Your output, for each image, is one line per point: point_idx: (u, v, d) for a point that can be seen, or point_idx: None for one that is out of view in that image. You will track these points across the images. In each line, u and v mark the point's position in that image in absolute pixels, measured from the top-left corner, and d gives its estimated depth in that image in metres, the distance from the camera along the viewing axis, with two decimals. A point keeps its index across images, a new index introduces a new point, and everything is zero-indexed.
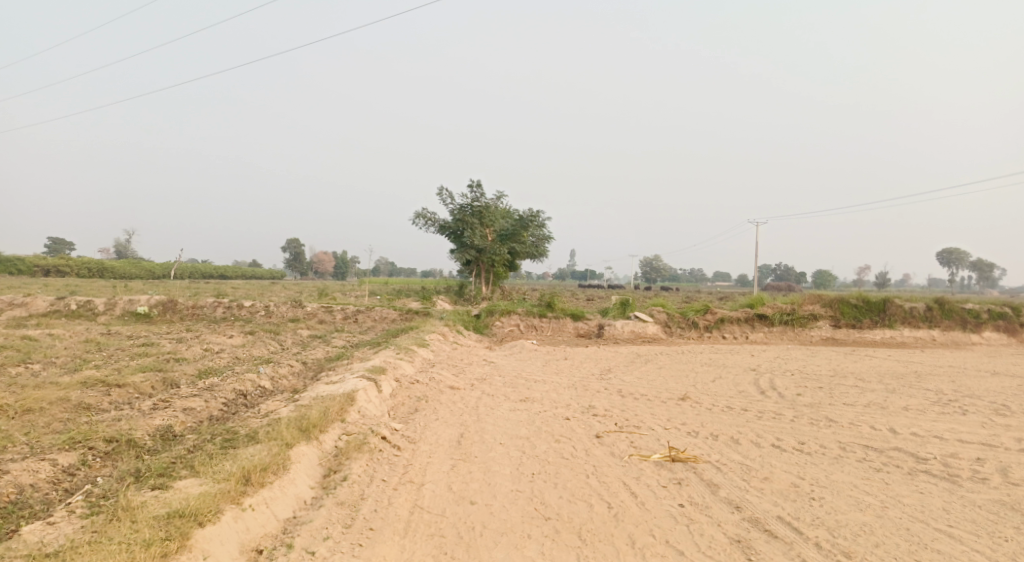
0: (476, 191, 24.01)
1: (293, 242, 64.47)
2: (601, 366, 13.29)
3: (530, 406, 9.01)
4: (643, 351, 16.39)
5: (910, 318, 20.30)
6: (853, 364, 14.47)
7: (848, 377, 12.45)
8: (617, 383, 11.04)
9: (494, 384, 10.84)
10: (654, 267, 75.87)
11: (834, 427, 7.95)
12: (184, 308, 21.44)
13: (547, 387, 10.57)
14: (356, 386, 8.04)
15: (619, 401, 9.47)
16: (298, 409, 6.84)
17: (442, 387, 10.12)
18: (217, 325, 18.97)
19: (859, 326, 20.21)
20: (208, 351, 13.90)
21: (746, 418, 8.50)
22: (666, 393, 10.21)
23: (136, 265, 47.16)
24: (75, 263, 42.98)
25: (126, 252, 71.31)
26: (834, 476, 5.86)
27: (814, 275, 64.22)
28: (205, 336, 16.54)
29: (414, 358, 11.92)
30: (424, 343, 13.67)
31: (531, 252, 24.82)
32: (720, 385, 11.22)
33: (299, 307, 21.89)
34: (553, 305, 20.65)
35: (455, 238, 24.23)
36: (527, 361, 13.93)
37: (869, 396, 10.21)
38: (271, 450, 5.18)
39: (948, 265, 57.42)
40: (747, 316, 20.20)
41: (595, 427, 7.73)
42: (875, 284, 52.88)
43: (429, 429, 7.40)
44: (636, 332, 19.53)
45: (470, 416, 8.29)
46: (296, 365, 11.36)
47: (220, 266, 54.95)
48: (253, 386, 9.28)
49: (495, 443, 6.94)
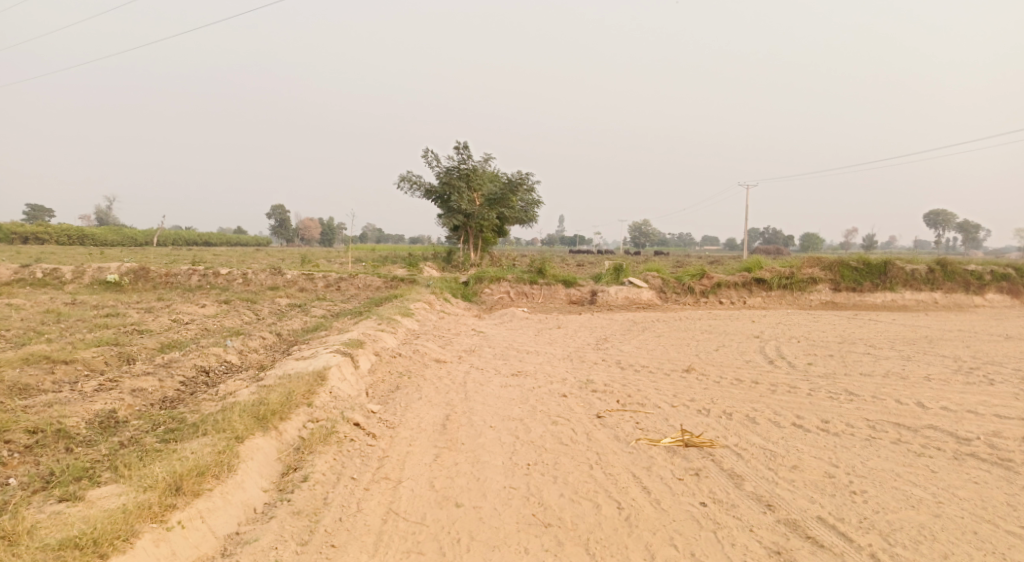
0: (463, 152, 22.87)
1: (278, 208, 62.89)
2: (596, 335, 12.51)
3: (522, 382, 8.24)
4: (638, 318, 15.68)
5: (912, 281, 19.68)
6: (858, 330, 13.82)
7: (858, 344, 11.78)
8: (615, 354, 10.27)
9: (484, 356, 10.03)
10: (643, 232, 74.99)
11: (858, 403, 7.24)
12: (157, 276, 20.37)
13: (540, 359, 9.79)
14: (328, 362, 7.19)
15: (620, 375, 8.71)
16: (260, 392, 6.00)
17: (426, 360, 9.30)
18: (190, 294, 17.96)
19: (859, 289, 19.56)
20: (177, 322, 12.96)
21: (759, 392, 7.78)
22: (669, 364, 9.48)
23: (118, 232, 45.75)
24: (53, 231, 41.48)
25: (107, 219, 69.57)
26: (873, 463, 5.15)
27: (803, 238, 63.81)
28: (176, 306, 15.55)
29: (396, 328, 11.06)
30: (408, 312, 12.83)
31: (520, 217, 23.88)
32: (724, 354, 10.49)
33: (278, 274, 20.89)
34: (544, 272, 19.82)
35: (441, 202, 23.19)
36: (518, 330, 13.14)
37: (885, 365, 9.54)
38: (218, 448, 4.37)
39: (934, 227, 57.11)
40: (745, 280, 19.50)
41: (596, 406, 6.96)
42: (864, 247, 52.51)
43: (411, 411, 6.60)
44: (630, 298, 18.79)
45: (456, 394, 7.49)
46: (269, 338, 10.49)
47: (204, 233, 53.50)
48: (218, 362, 8.42)
49: (486, 426, 6.17)
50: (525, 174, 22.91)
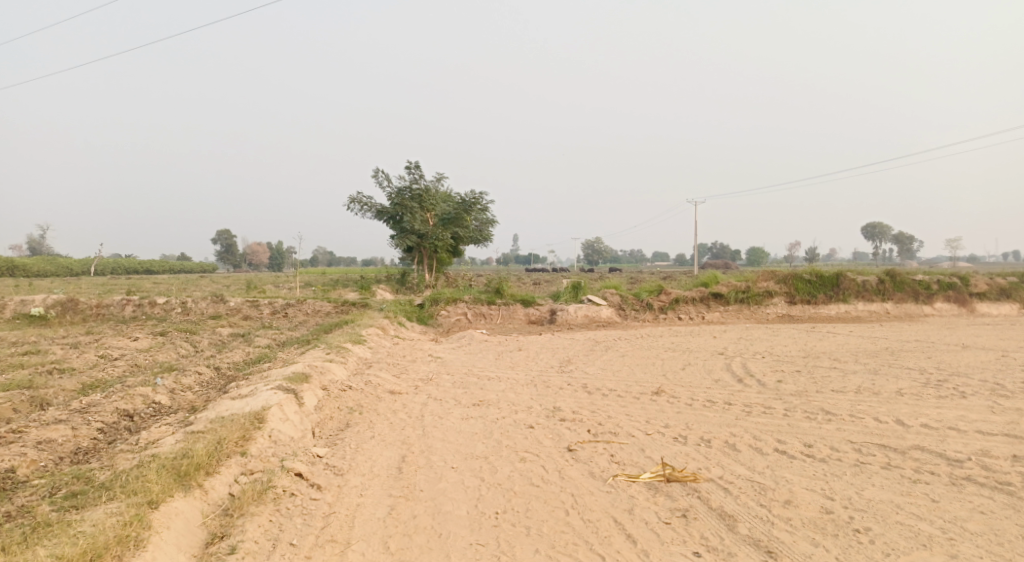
0: (415, 172, 22.26)
1: (224, 233, 60.65)
2: (559, 357, 12.03)
3: (484, 412, 7.65)
4: (600, 337, 15.29)
5: (863, 292, 20.00)
6: (820, 343, 13.76)
7: (822, 358, 11.64)
8: (580, 377, 9.77)
9: (442, 384, 9.38)
10: (597, 250, 75.55)
11: (837, 423, 6.93)
12: (86, 308, 18.93)
13: (502, 386, 9.21)
14: (268, 402, 6.43)
15: (587, 400, 8.21)
16: (187, 441, 5.22)
17: (379, 392, 8.59)
18: (123, 326, 16.67)
19: (814, 302, 19.76)
20: (105, 358, 11.84)
21: (734, 414, 7.40)
22: (637, 387, 9.03)
23: (50, 262, 43.07)
24: None
25: (39, 248, 65.85)
26: (869, 494, 4.78)
27: (750, 252, 65.40)
28: (105, 340, 14.32)
29: (347, 358, 10.30)
30: (359, 339, 12.06)
31: (475, 237, 23.36)
32: (692, 373, 10.13)
33: (220, 302, 19.72)
34: (502, 291, 19.30)
35: (394, 224, 22.47)
36: (478, 354, 12.54)
37: (855, 380, 9.36)
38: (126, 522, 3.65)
39: (872, 239, 59.32)
40: (702, 295, 19.42)
41: (565, 438, 6.44)
42: (807, 260, 54.07)
43: (362, 453, 5.92)
44: (590, 316, 18.44)
45: (413, 430, 6.83)
46: (206, 374, 9.58)
47: (144, 261, 50.98)
48: (145, 404, 7.52)
49: (447, 468, 5.56)
50: (479, 193, 22.46)
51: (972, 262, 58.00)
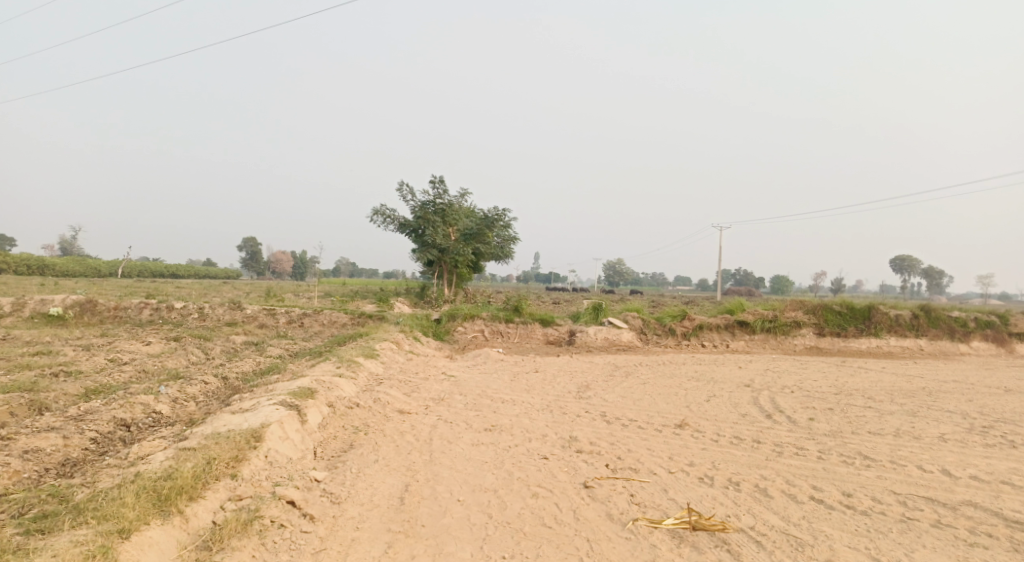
0: (438, 187, 22.08)
1: (250, 240, 61.29)
2: (577, 381, 11.59)
3: (496, 439, 7.23)
4: (619, 362, 14.79)
5: (896, 327, 19.22)
6: (851, 379, 13.11)
7: (855, 396, 11.02)
8: (598, 405, 9.31)
9: (453, 405, 8.99)
10: (618, 271, 74.88)
11: (876, 470, 6.40)
12: (104, 309, 18.93)
13: (515, 410, 8.79)
14: (268, 419, 6.11)
15: (605, 430, 7.76)
16: (177, 459, 4.90)
17: (387, 411, 8.22)
18: (138, 330, 16.57)
19: (844, 334, 19.05)
20: (114, 361, 11.64)
21: (764, 454, 6.90)
22: (658, 418, 8.55)
23: (80, 262, 43.74)
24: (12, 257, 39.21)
25: (70, 248, 67.27)
26: (920, 556, 4.28)
27: (774, 280, 64.26)
28: (118, 343, 14.17)
29: (357, 373, 9.96)
30: (372, 354, 11.74)
31: (496, 254, 23.05)
32: (717, 405, 9.60)
33: (237, 309, 19.61)
34: (520, 310, 18.93)
35: (415, 237, 22.27)
36: (493, 374, 12.14)
37: (892, 421, 8.78)
38: (95, 557, 3.33)
39: (900, 272, 57.87)
40: (727, 323, 18.82)
41: (582, 473, 5.99)
42: (833, 289, 52.86)
43: (363, 479, 5.54)
44: (610, 339, 17.94)
45: (420, 455, 6.44)
46: (212, 383, 9.30)
47: (170, 265, 51.61)
48: (144, 414, 7.23)
49: (452, 501, 5.16)
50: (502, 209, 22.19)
51: (1003, 299, 56.31)
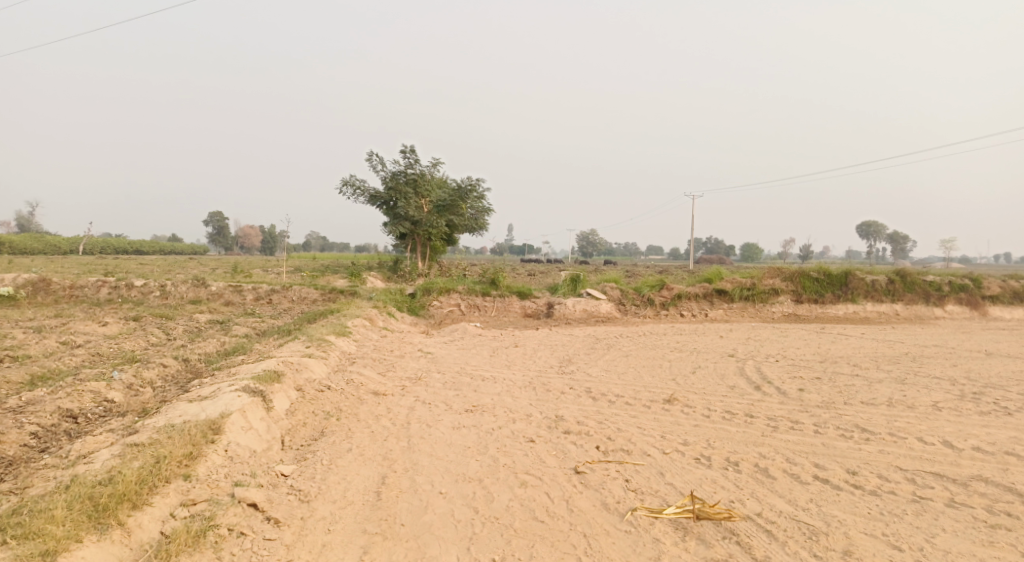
0: (409, 157, 21.27)
1: (216, 215, 59.43)
2: (559, 356, 11.20)
3: (478, 420, 6.80)
4: (600, 334, 14.45)
5: (872, 292, 19.24)
6: (833, 346, 12.97)
7: (840, 364, 10.84)
8: (583, 380, 8.93)
9: (431, 385, 8.52)
10: (591, 242, 74.76)
11: (876, 443, 6.14)
12: (59, 289, 17.92)
13: (497, 388, 8.35)
14: (228, 408, 5.55)
15: (592, 408, 7.38)
16: (122, 458, 4.36)
17: (361, 393, 7.72)
18: (96, 310, 15.68)
19: (821, 301, 19.00)
20: (67, 345, 10.87)
21: (758, 430, 6.59)
22: (646, 393, 8.20)
23: (39, 240, 41.95)
24: None
25: (27, 225, 64.61)
26: (942, 542, 4.01)
27: (744, 247, 64.76)
28: (71, 325, 13.32)
29: (328, 353, 9.39)
30: (344, 331, 11.17)
31: (470, 226, 22.44)
32: (704, 378, 9.32)
33: (202, 286, 18.74)
34: (497, 283, 18.45)
35: (387, 210, 21.52)
36: (471, 350, 11.69)
37: (883, 390, 8.59)
38: None
39: (866, 238, 58.72)
40: (706, 292, 18.62)
41: (572, 457, 5.60)
42: (802, 256, 53.50)
43: (336, 471, 5.07)
44: (589, 311, 17.60)
45: (398, 442, 5.97)
46: (172, 367, 8.65)
47: (133, 241, 49.86)
48: (94, 403, 6.60)
49: (434, 494, 4.73)
50: (476, 180, 21.52)
51: (964, 262, 57.78)
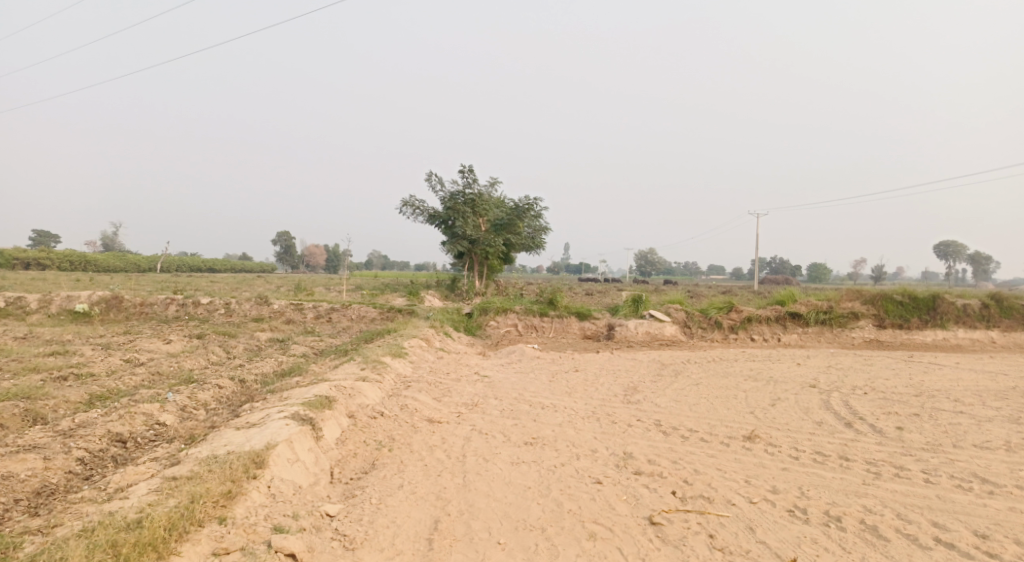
0: (468, 176, 21.12)
1: (283, 235, 61.42)
2: (623, 383, 10.55)
3: (539, 455, 6.26)
4: (665, 359, 13.66)
5: (965, 317, 17.63)
6: (927, 377, 11.77)
7: (939, 398, 9.73)
8: (651, 412, 8.27)
9: (489, 412, 8.05)
10: (649, 261, 73.25)
11: (1004, 498, 5.24)
12: (130, 306, 18.51)
13: (558, 418, 7.79)
14: (274, 437, 5.25)
15: (664, 445, 6.72)
16: (159, 494, 4.10)
17: (415, 421, 7.31)
18: (163, 327, 16.05)
19: (907, 326, 17.54)
20: (130, 362, 10.99)
21: (858, 477, 5.78)
22: (722, 429, 7.46)
23: (121, 258, 44.20)
24: (57, 255, 39.52)
25: (113, 244, 68.68)
26: None
27: (812, 268, 61.89)
28: (138, 342, 13.58)
29: (383, 375, 9.07)
30: (400, 353, 10.86)
31: (527, 245, 22.04)
32: (785, 412, 8.48)
33: (264, 304, 19.00)
34: (555, 303, 17.92)
35: (445, 229, 21.40)
36: (530, 374, 11.18)
37: (999, 431, 7.55)
38: None
39: (944, 258, 55.07)
40: (778, 315, 17.51)
41: (645, 504, 5.01)
42: (874, 277, 50.60)
43: (385, 511, 4.67)
44: (651, 333, 16.82)
45: (452, 478, 5.51)
46: (227, 388, 8.51)
47: (207, 260, 52.02)
48: (145, 427, 6.44)
49: (492, 545, 4.27)
50: (534, 198, 21.14)
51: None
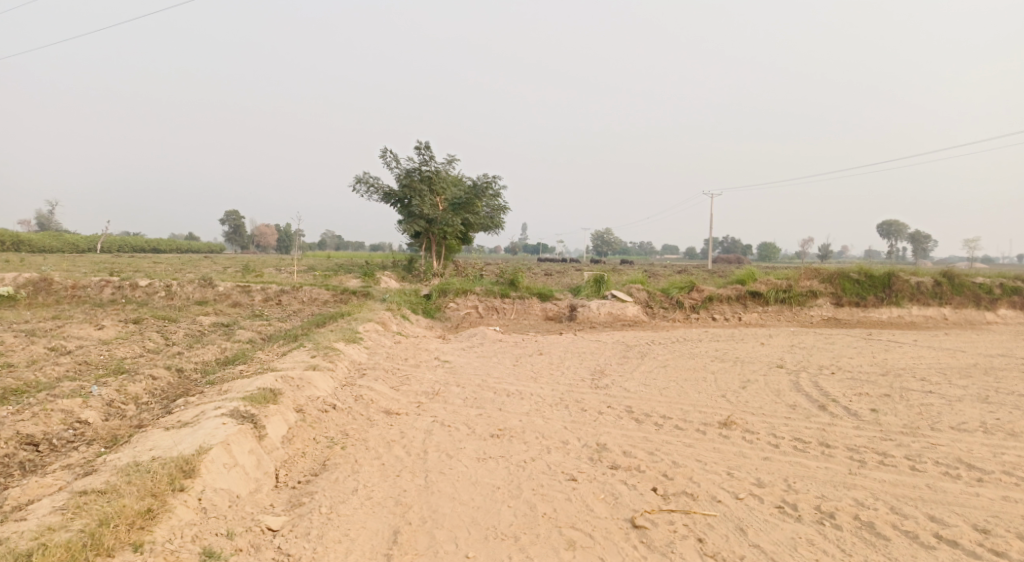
0: (425, 153, 20.31)
1: (232, 214, 58.95)
2: (590, 366, 10.16)
3: (506, 450, 5.76)
4: (629, 340, 13.35)
5: (918, 295, 17.92)
6: (890, 356, 11.77)
7: (905, 377, 9.66)
8: (621, 397, 7.89)
9: (451, 401, 7.52)
10: (606, 241, 73.65)
11: (996, 486, 5.02)
12: (60, 289, 17.15)
13: (525, 407, 7.31)
14: (208, 439, 4.59)
15: (638, 434, 6.32)
16: (62, 513, 3.42)
17: (371, 413, 6.72)
18: (96, 311, 14.88)
19: (863, 304, 17.71)
20: (55, 351, 10.00)
21: (842, 466, 5.50)
22: (696, 415, 7.12)
23: (57, 237, 41.56)
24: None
25: (48, 224, 64.92)
26: None
27: (762, 247, 63.19)
28: (66, 328, 12.47)
29: (336, 363, 8.42)
30: (354, 338, 10.18)
31: (486, 225, 21.41)
32: (757, 395, 8.23)
33: (209, 287, 17.89)
34: (516, 284, 17.40)
35: (402, 208, 20.60)
36: (493, 358, 10.69)
37: (971, 411, 7.46)
38: None
39: (888, 238, 56.87)
40: (738, 294, 17.47)
41: (626, 503, 4.61)
42: (822, 255, 51.96)
43: (337, 521, 4.11)
44: (614, 314, 16.54)
45: (413, 478, 4.98)
46: (162, 379, 7.72)
47: (151, 239, 49.56)
48: (62, 426, 5.63)
49: (460, 560, 3.80)
50: (493, 177, 20.49)
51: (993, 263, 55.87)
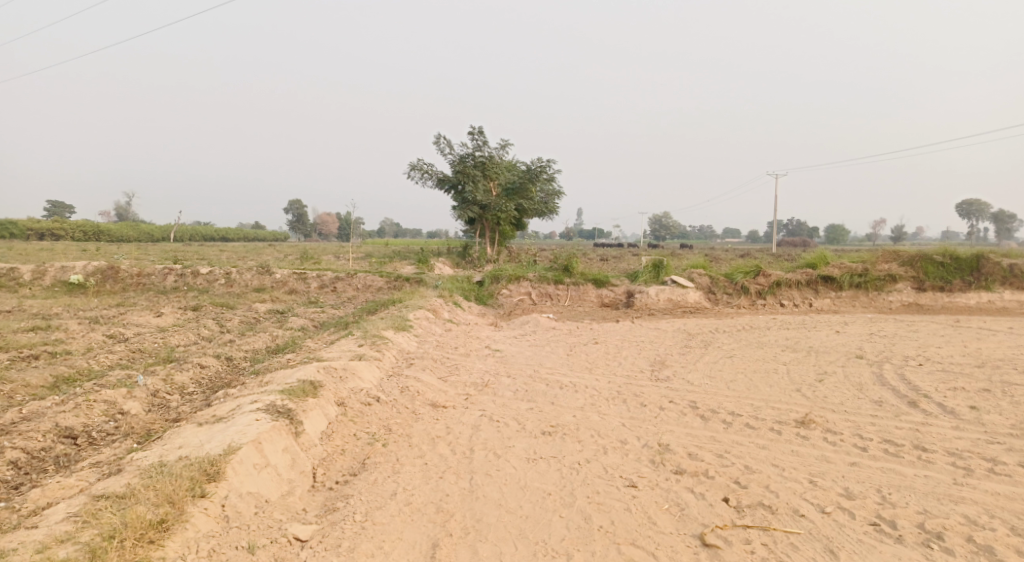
0: (478, 138, 19.89)
1: (295, 204, 60.41)
2: (649, 356, 9.54)
3: (559, 449, 5.29)
4: (691, 328, 12.62)
5: (1012, 279, 16.32)
6: (985, 346, 10.63)
7: (1005, 370, 8.62)
8: (683, 391, 7.28)
9: (501, 393, 7.10)
10: (663, 226, 71.73)
11: None
12: (127, 276, 17.68)
13: (579, 401, 6.81)
14: (239, 437, 4.32)
15: (705, 434, 5.72)
16: (73, 522, 3.22)
17: (416, 407, 6.37)
18: (159, 299, 15.21)
19: (948, 288, 16.28)
20: (114, 339, 10.14)
21: (945, 475, 4.77)
22: (768, 412, 6.45)
23: (133, 227, 43.51)
24: (70, 228, 38.75)
25: (125, 214, 68.21)
26: None
27: (831, 230, 60.25)
28: (129, 315, 12.74)
29: (383, 353, 8.13)
30: (403, 326, 9.89)
31: (540, 210, 20.86)
32: (837, 389, 7.44)
33: (266, 274, 18.09)
34: (570, 269, 16.81)
35: (455, 194, 20.30)
36: (545, 347, 10.22)
37: None
38: None
39: (969, 218, 53.06)
40: (809, 279, 16.35)
41: (694, 516, 4.08)
42: (894, 238, 48.95)
43: (371, 531, 3.76)
44: (674, 300, 15.76)
45: (457, 481, 4.59)
46: (210, 368, 7.62)
47: (218, 228, 51.33)
48: (104, 418, 5.52)
49: None
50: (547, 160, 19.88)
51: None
